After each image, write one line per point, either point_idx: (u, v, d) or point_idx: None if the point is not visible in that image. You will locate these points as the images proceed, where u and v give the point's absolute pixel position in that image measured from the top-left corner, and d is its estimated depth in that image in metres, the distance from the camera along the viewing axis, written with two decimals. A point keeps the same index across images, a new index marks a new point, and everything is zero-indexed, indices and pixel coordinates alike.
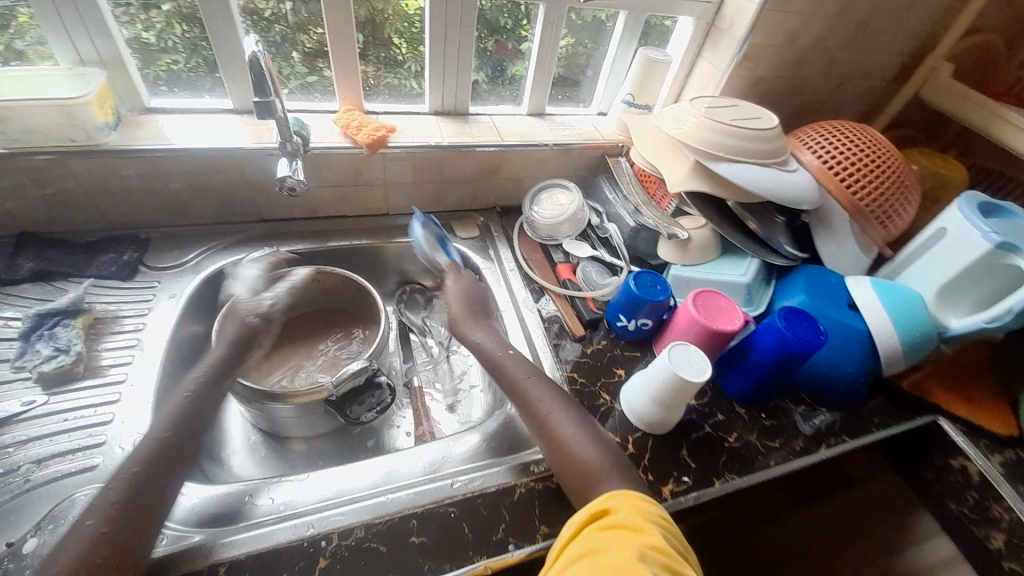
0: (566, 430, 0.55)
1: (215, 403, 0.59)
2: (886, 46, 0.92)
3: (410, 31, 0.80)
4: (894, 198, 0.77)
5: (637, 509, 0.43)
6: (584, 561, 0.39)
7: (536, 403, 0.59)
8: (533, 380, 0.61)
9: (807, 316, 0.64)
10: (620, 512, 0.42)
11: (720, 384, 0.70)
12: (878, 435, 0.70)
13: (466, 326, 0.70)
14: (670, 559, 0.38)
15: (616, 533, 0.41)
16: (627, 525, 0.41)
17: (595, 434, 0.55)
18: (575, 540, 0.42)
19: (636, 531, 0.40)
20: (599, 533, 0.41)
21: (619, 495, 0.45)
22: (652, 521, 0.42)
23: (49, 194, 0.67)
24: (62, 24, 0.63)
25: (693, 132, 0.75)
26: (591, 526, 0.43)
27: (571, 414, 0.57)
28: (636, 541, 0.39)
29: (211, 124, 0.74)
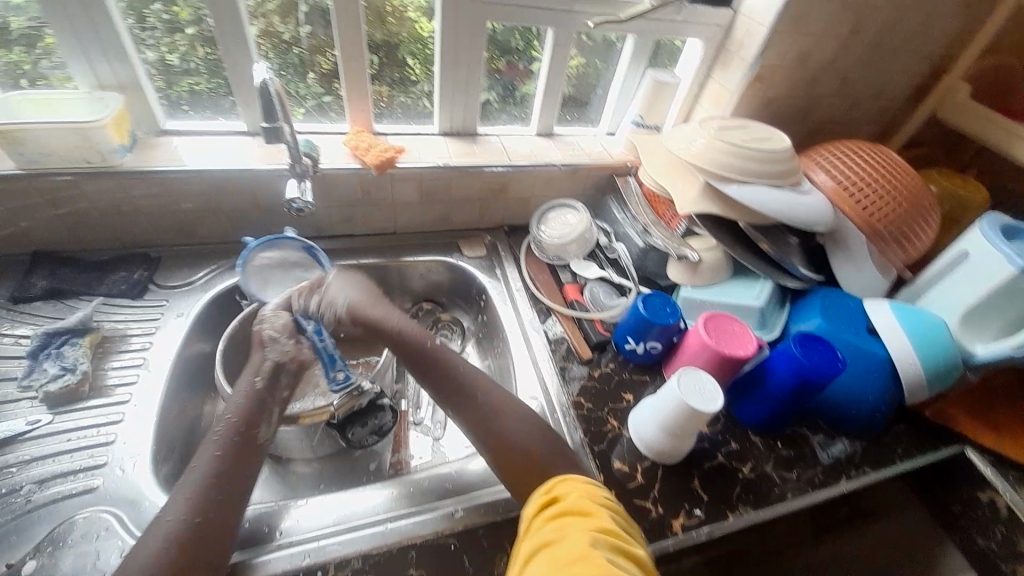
0: (501, 419, 0.56)
1: (269, 412, 0.56)
2: (899, 66, 0.91)
3: (424, 52, 0.82)
4: (913, 221, 0.75)
5: (586, 493, 0.45)
6: (543, 553, 0.40)
7: (472, 400, 0.58)
8: (466, 371, 0.61)
9: (824, 342, 0.61)
10: (571, 499, 0.44)
11: (734, 411, 0.68)
12: (902, 467, 0.67)
13: (371, 309, 0.67)
14: (620, 538, 0.41)
15: (568, 520, 0.42)
16: (578, 510, 0.43)
17: (531, 421, 0.56)
18: (531, 532, 0.43)
19: (587, 515, 0.42)
20: (554, 522, 0.43)
21: (569, 485, 0.46)
22: (601, 504, 0.44)
23: (64, 214, 0.69)
24: (80, 49, 0.65)
25: (702, 153, 0.74)
26: (546, 515, 0.44)
27: (506, 403, 0.58)
28: (588, 526, 0.41)
29: (223, 146, 0.75)
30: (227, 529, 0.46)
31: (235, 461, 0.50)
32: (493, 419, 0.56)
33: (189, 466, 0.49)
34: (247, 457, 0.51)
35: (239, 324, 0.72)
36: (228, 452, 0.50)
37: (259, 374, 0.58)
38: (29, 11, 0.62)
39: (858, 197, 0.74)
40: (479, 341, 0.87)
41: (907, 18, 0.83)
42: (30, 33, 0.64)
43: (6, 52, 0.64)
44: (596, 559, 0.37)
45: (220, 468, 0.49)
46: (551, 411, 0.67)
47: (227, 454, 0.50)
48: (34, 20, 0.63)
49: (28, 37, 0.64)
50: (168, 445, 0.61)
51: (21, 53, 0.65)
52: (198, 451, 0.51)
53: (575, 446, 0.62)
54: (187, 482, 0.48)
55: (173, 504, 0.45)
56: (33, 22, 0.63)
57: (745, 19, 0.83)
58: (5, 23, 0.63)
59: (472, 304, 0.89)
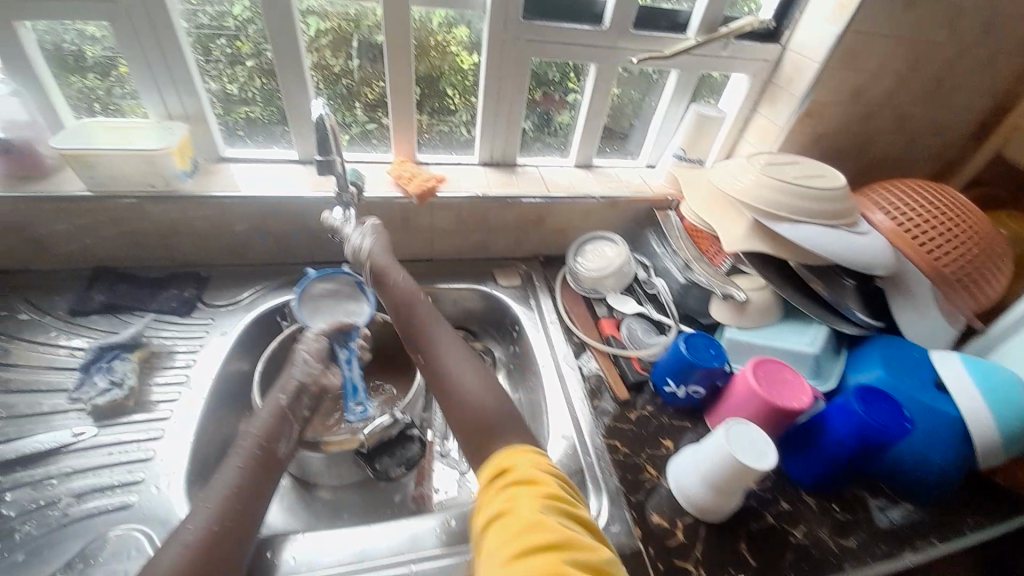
0: (461, 382, 0.58)
1: (294, 425, 0.56)
2: (963, 102, 0.86)
3: (464, 83, 0.84)
4: (984, 266, 0.69)
5: (534, 462, 0.49)
6: (498, 522, 0.44)
7: (442, 360, 0.61)
8: (444, 335, 0.63)
9: (887, 398, 0.56)
10: (520, 469, 0.48)
11: (783, 465, 0.62)
12: (971, 539, 0.59)
13: (384, 265, 0.68)
14: (565, 500, 0.46)
15: (518, 490, 0.46)
16: (527, 481, 0.47)
17: (490, 388, 0.58)
18: (484, 498, 0.48)
19: (535, 485, 0.46)
20: (505, 490, 0.47)
21: (516, 452, 0.50)
22: (547, 471, 0.49)
23: (124, 232, 0.73)
24: (154, 83, 0.70)
25: (750, 189, 0.72)
26: (497, 484, 0.48)
27: (470, 368, 0.60)
28: (537, 496, 0.45)
29: (274, 173, 0.78)
30: (235, 539, 0.46)
31: (257, 475, 0.50)
32: (452, 382, 0.58)
33: (212, 476, 0.49)
34: (266, 472, 0.51)
35: (278, 345, 0.74)
36: (249, 465, 0.50)
37: (284, 393, 0.57)
38: (105, 41, 0.68)
39: (921, 239, 0.69)
40: (510, 373, 0.85)
41: (970, 54, 0.79)
42: (106, 63, 0.70)
43: (83, 78, 0.71)
44: (548, 526, 0.42)
45: (239, 480, 0.49)
46: (585, 453, 0.63)
47: (249, 466, 0.50)
48: (109, 50, 0.69)
49: (103, 66, 0.70)
50: (202, 464, 0.62)
51: (97, 79, 0.71)
52: (222, 466, 0.51)
53: (610, 494, 0.59)
54: (211, 490, 0.48)
55: (190, 518, 0.46)
56: (108, 51, 0.69)
57: (795, 54, 0.81)
58: (85, 53, 0.69)
59: (505, 335, 0.88)
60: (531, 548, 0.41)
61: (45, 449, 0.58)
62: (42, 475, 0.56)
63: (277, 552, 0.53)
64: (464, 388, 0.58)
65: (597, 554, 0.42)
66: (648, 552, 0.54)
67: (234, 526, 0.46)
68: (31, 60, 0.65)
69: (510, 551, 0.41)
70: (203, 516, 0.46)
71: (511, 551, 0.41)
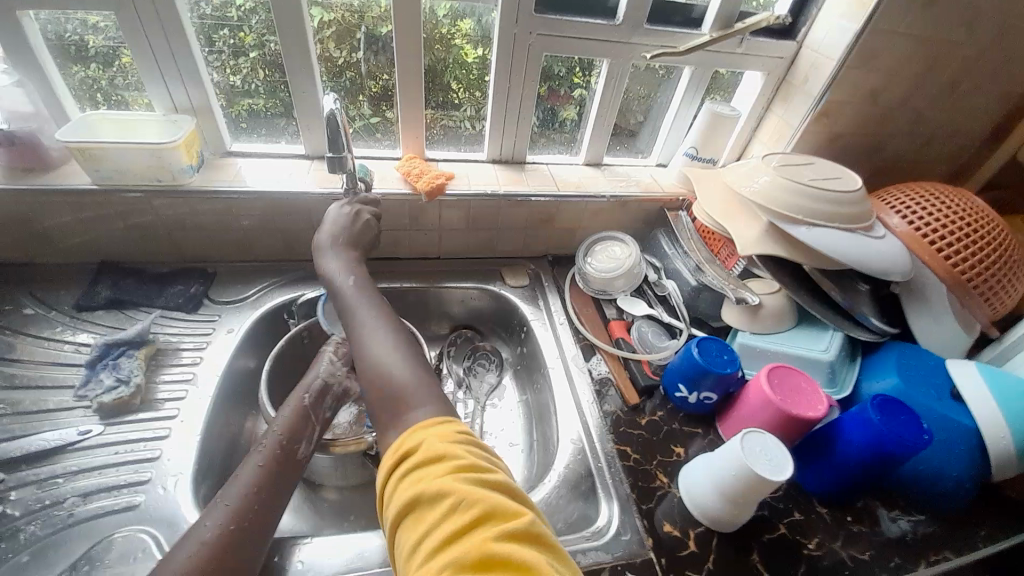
0: (385, 352, 0.52)
1: (313, 427, 0.56)
2: (982, 105, 0.84)
3: (469, 77, 0.81)
4: (1002, 272, 0.67)
5: (438, 435, 0.41)
6: (412, 514, 0.37)
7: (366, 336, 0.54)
8: (380, 309, 0.58)
9: (905, 409, 0.56)
10: (424, 447, 0.40)
11: (794, 474, 0.62)
12: (987, 553, 0.58)
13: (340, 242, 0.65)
14: (481, 466, 0.39)
15: (426, 473, 0.38)
16: (432, 461, 0.39)
17: (416, 359, 0.52)
18: (390, 488, 0.40)
19: (441, 461, 0.39)
20: (410, 476, 0.39)
21: (420, 428, 0.42)
22: (452, 441, 0.41)
23: (129, 227, 0.72)
24: (159, 74, 0.69)
25: (766, 191, 0.70)
26: (400, 472, 0.40)
27: (394, 335, 0.54)
28: (447, 473, 0.38)
29: (282, 168, 0.77)
30: (248, 547, 0.45)
31: (279, 477, 0.51)
32: (377, 351, 0.52)
33: (232, 475, 0.49)
34: (286, 473, 0.51)
35: (284, 344, 0.73)
36: (270, 466, 0.51)
37: (308, 392, 0.58)
38: (107, 31, 0.66)
39: (939, 243, 0.67)
40: (517, 373, 0.85)
41: (992, 55, 0.77)
42: (108, 53, 0.68)
43: (85, 68, 0.69)
44: (466, 504, 0.35)
45: (259, 481, 0.49)
46: (594, 458, 0.63)
47: (270, 466, 0.51)
48: (114, 40, 0.67)
49: (106, 56, 0.68)
50: (209, 464, 0.62)
51: (100, 70, 0.69)
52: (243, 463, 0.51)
53: (621, 502, 0.58)
54: (232, 490, 0.48)
55: (208, 519, 0.45)
56: (110, 41, 0.67)
57: (812, 52, 0.79)
58: (86, 41, 0.67)
59: (513, 335, 0.87)
60: (453, 534, 0.35)
61: (51, 447, 0.57)
62: (48, 474, 0.56)
63: (285, 556, 0.52)
64: (388, 357, 0.52)
65: (525, 517, 0.36)
66: (659, 563, 0.53)
67: (248, 526, 0.46)
68: (36, 52, 0.64)
69: (430, 544, 0.35)
70: (220, 513, 0.46)
71: (432, 543, 0.35)
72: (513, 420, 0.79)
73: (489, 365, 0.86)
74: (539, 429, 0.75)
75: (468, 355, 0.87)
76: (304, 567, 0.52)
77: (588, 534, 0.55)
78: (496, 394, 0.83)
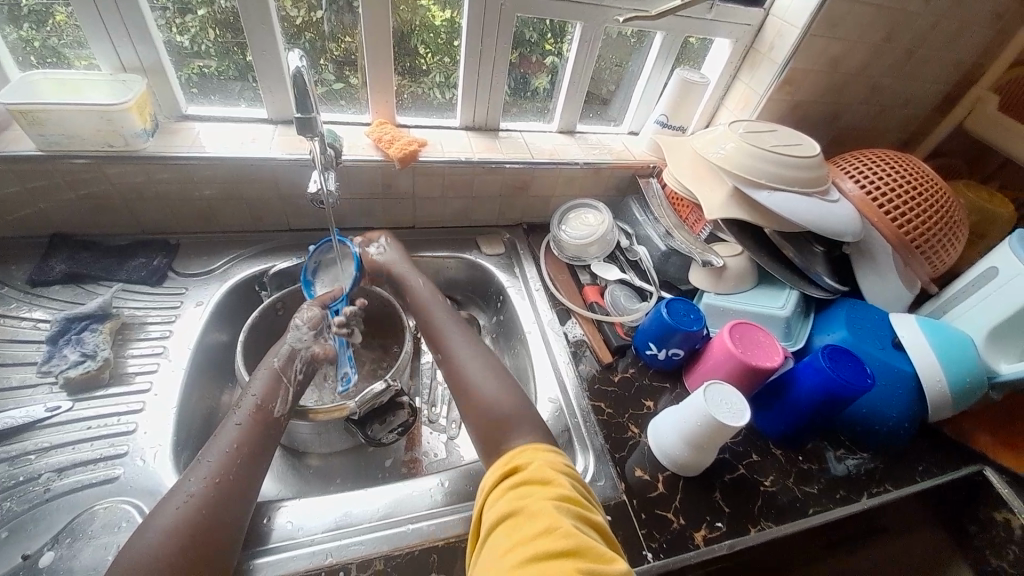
0: (474, 371, 0.59)
1: (292, 393, 0.59)
2: (930, 75, 0.88)
3: (437, 41, 0.78)
4: (945, 231, 0.72)
5: (549, 463, 0.45)
6: (506, 524, 0.40)
7: (474, 373, 0.58)
8: (454, 326, 0.66)
9: (850, 356, 0.61)
10: (533, 468, 0.44)
11: (753, 421, 0.68)
12: (921, 485, 0.66)
13: (411, 279, 0.74)
14: (582, 503, 0.41)
15: (529, 490, 0.42)
16: (540, 480, 0.43)
17: (503, 380, 0.58)
18: (493, 499, 0.43)
19: (549, 486, 0.42)
20: (515, 492, 0.42)
21: (532, 452, 0.46)
22: (562, 472, 0.44)
23: (82, 196, 0.68)
24: (105, 33, 0.64)
25: (732, 157, 0.73)
26: (506, 486, 0.44)
27: (494, 373, 0.59)
28: (551, 497, 0.41)
29: (246, 134, 0.74)
30: (236, 499, 0.48)
31: (261, 434, 0.54)
32: (481, 386, 0.57)
33: (213, 435, 0.52)
34: (266, 430, 0.54)
35: (258, 315, 0.72)
36: (250, 424, 0.54)
37: (276, 357, 0.61)
38: None
39: (886, 205, 0.72)
40: (495, 340, 0.87)
41: (940, 27, 0.81)
42: (39, 9, 0.62)
43: (16, 28, 0.63)
44: (564, 528, 0.37)
45: (240, 438, 0.52)
46: (571, 414, 0.67)
47: (249, 424, 0.53)
48: None
49: (37, 13, 0.62)
50: (187, 435, 0.61)
51: (32, 28, 0.63)
52: (222, 427, 0.53)
53: (596, 452, 0.62)
54: (214, 448, 0.51)
55: (193, 476, 0.48)
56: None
57: (778, 19, 0.81)
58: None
59: (490, 304, 0.89)
60: (543, 553, 0.36)
61: (17, 425, 0.56)
62: (17, 452, 0.54)
63: (270, 519, 0.54)
64: (477, 373, 0.59)
65: (617, 567, 0.36)
66: (631, 505, 0.58)
67: (234, 479, 0.49)
68: None
69: (518, 557, 0.36)
70: (205, 471, 0.48)
71: (524, 556, 0.36)
72: None
73: None
74: None
75: None
76: (286, 529, 0.53)
77: None
78: None
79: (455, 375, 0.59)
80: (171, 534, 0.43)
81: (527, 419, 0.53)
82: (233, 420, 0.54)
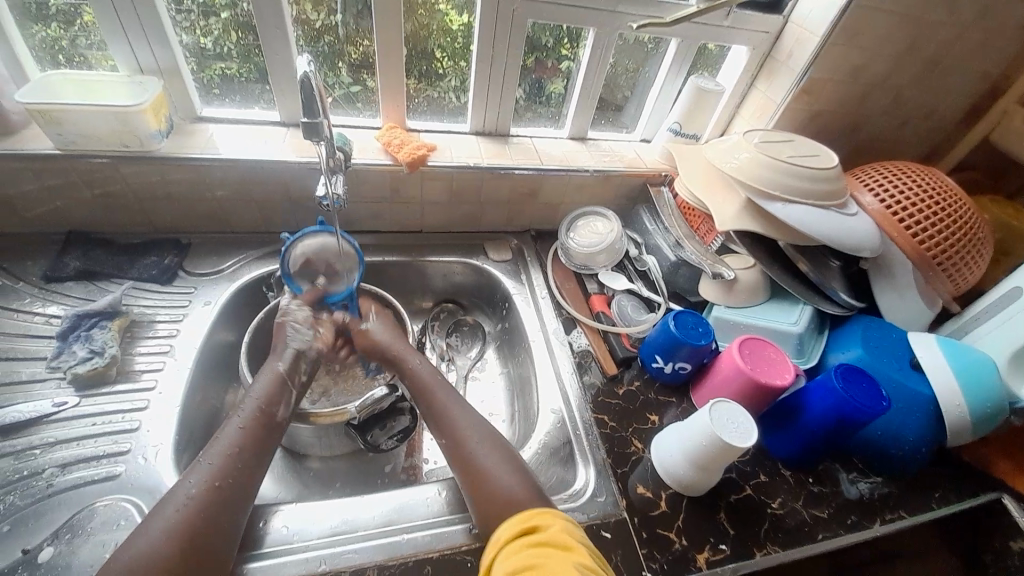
0: (480, 452, 0.55)
1: (293, 394, 0.60)
2: (956, 85, 0.85)
3: (453, 46, 0.78)
4: (969, 249, 0.69)
5: (569, 529, 0.44)
6: None
7: (478, 454, 0.55)
8: (456, 400, 0.62)
9: (864, 378, 0.59)
10: (553, 530, 0.43)
11: (761, 440, 0.66)
12: (937, 513, 0.63)
13: (405, 354, 0.67)
14: (601, 573, 0.40)
15: (548, 550, 0.41)
16: (560, 544, 0.42)
17: (506, 455, 0.55)
18: (506, 555, 0.42)
19: (571, 550, 0.41)
20: (533, 550, 0.42)
21: (552, 515, 0.46)
22: (581, 540, 0.43)
23: (97, 194, 0.69)
24: (124, 35, 0.65)
25: (747, 168, 0.71)
26: (523, 544, 0.43)
27: (494, 447, 0.56)
28: (572, 561, 0.40)
29: (259, 136, 0.75)
30: (235, 502, 0.48)
31: (261, 437, 0.54)
32: (486, 466, 0.54)
33: (214, 436, 0.52)
34: (267, 434, 0.54)
35: (264, 316, 0.73)
36: (251, 427, 0.54)
37: (281, 360, 0.62)
38: None
39: (907, 221, 0.70)
40: (500, 347, 0.86)
41: (967, 37, 0.78)
42: (68, 10, 0.64)
43: (46, 28, 0.65)
44: None
45: (241, 441, 0.52)
46: (573, 426, 0.65)
47: (251, 428, 0.54)
48: None
49: (67, 14, 0.64)
50: (189, 434, 0.62)
51: (62, 29, 0.65)
52: (222, 427, 0.54)
53: (597, 466, 0.61)
54: (214, 449, 0.51)
55: (191, 476, 0.48)
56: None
57: (798, 26, 0.79)
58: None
59: (495, 310, 0.88)
60: None
61: (25, 419, 0.57)
62: (24, 446, 0.55)
63: (267, 523, 0.53)
64: (482, 452, 0.55)
65: None
66: (632, 523, 0.56)
67: (234, 482, 0.49)
68: None
69: None
70: (202, 473, 0.48)
71: None
72: (493, 394, 0.81)
73: (472, 338, 0.88)
74: (520, 400, 0.77)
75: (451, 331, 0.88)
76: (281, 533, 0.53)
77: (566, 496, 0.58)
78: (476, 369, 0.84)
79: (463, 463, 0.55)
80: (171, 535, 0.43)
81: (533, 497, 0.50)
82: (234, 421, 0.54)
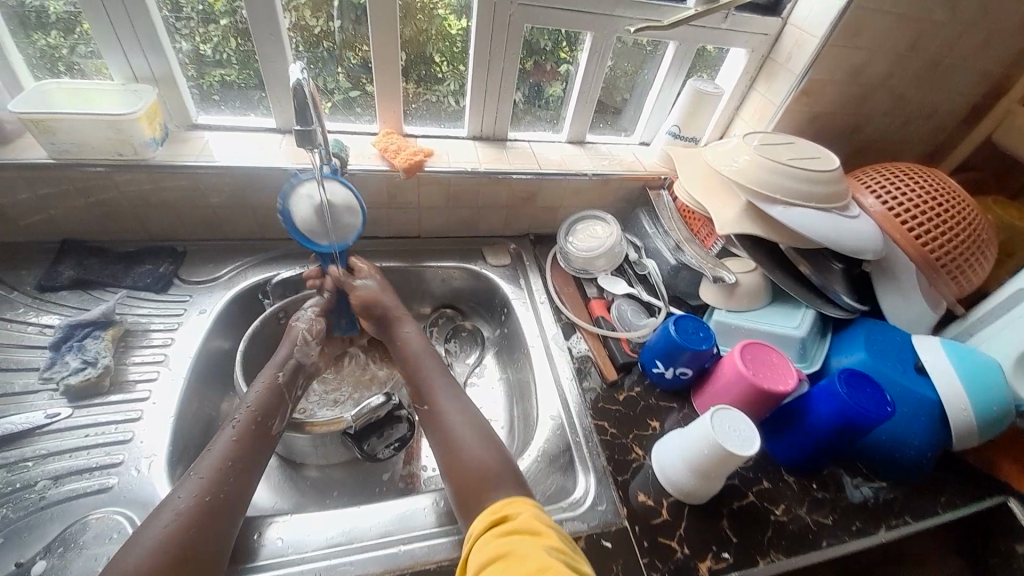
0: (454, 423, 0.57)
1: (285, 405, 0.59)
2: (957, 85, 0.85)
3: (452, 50, 0.78)
4: (973, 249, 0.69)
5: (538, 515, 0.44)
6: (495, 566, 0.38)
7: (451, 426, 0.56)
8: (436, 373, 0.63)
9: (870, 384, 0.58)
10: (522, 517, 0.43)
11: (764, 445, 0.65)
12: (944, 519, 0.62)
13: (400, 321, 0.69)
14: (573, 554, 0.40)
15: (519, 537, 0.41)
16: (530, 530, 0.41)
17: (480, 428, 0.56)
18: (479, 547, 0.42)
19: (540, 533, 0.41)
20: (504, 538, 0.41)
21: (521, 502, 0.45)
22: (550, 523, 0.43)
23: (91, 203, 0.69)
24: (117, 43, 0.65)
25: (747, 170, 0.70)
26: (494, 534, 0.42)
27: (467, 420, 0.57)
28: (541, 543, 0.39)
29: (255, 142, 0.74)
30: (226, 514, 0.47)
31: (252, 449, 0.53)
32: (459, 438, 0.55)
33: (205, 449, 0.51)
34: (258, 444, 0.54)
35: (260, 324, 0.72)
36: (243, 438, 0.53)
37: (281, 369, 0.61)
38: None
39: (909, 222, 0.69)
40: (499, 353, 0.85)
41: (966, 37, 0.77)
42: (68, 18, 0.63)
43: (45, 36, 0.65)
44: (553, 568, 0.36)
45: (232, 453, 0.51)
46: (573, 433, 0.65)
47: (244, 439, 0.53)
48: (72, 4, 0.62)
49: (66, 22, 0.64)
50: (183, 445, 0.61)
51: (61, 37, 0.65)
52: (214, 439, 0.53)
53: (597, 474, 0.60)
54: (205, 461, 0.50)
55: (183, 491, 0.47)
56: (72, 7, 0.63)
57: (796, 28, 0.79)
58: (46, 8, 0.62)
59: (494, 315, 0.87)
60: None
61: (17, 431, 0.56)
62: (16, 458, 0.55)
63: (261, 535, 0.52)
64: (455, 423, 0.57)
65: None
66: (634, 532, 0.55)
67: (226, 495, 0.48)
68: None
69: None
70: (193, 486, 0.47)
71: None
72: (492, 400, 0.80)
73: (472, 344, 0.88)
74: (519, 406, 0.76)
75: (449, 336, 0.88)
76: (275, 545, 0.52)
77: (566, 505, 0.57)
78: (474, 375, 0.83)
79: (437, 433, 0.57)
80: (160, 551, 0.42)
81: (504, 470, 0.51)
82: (227, 434, 0.53)
